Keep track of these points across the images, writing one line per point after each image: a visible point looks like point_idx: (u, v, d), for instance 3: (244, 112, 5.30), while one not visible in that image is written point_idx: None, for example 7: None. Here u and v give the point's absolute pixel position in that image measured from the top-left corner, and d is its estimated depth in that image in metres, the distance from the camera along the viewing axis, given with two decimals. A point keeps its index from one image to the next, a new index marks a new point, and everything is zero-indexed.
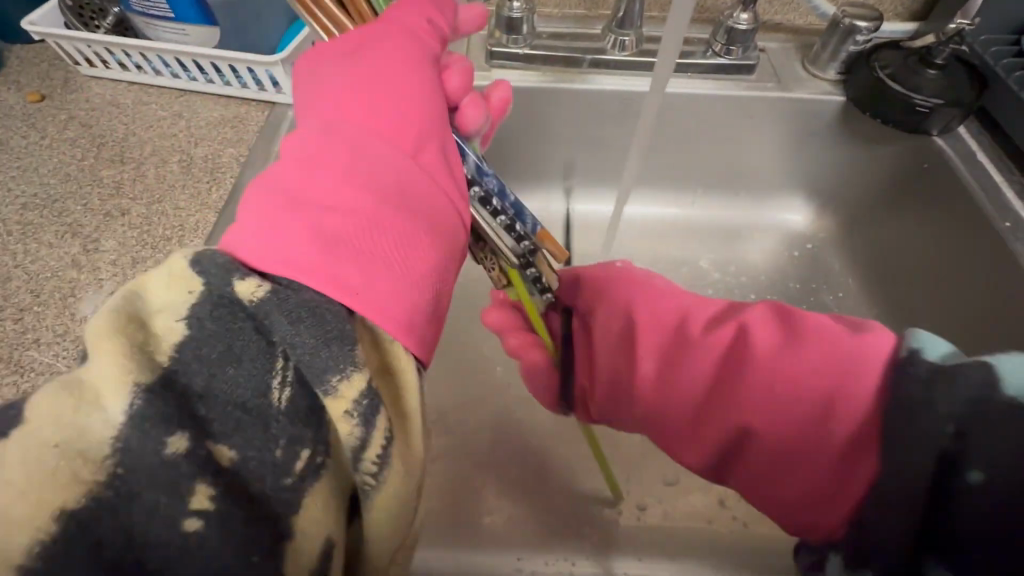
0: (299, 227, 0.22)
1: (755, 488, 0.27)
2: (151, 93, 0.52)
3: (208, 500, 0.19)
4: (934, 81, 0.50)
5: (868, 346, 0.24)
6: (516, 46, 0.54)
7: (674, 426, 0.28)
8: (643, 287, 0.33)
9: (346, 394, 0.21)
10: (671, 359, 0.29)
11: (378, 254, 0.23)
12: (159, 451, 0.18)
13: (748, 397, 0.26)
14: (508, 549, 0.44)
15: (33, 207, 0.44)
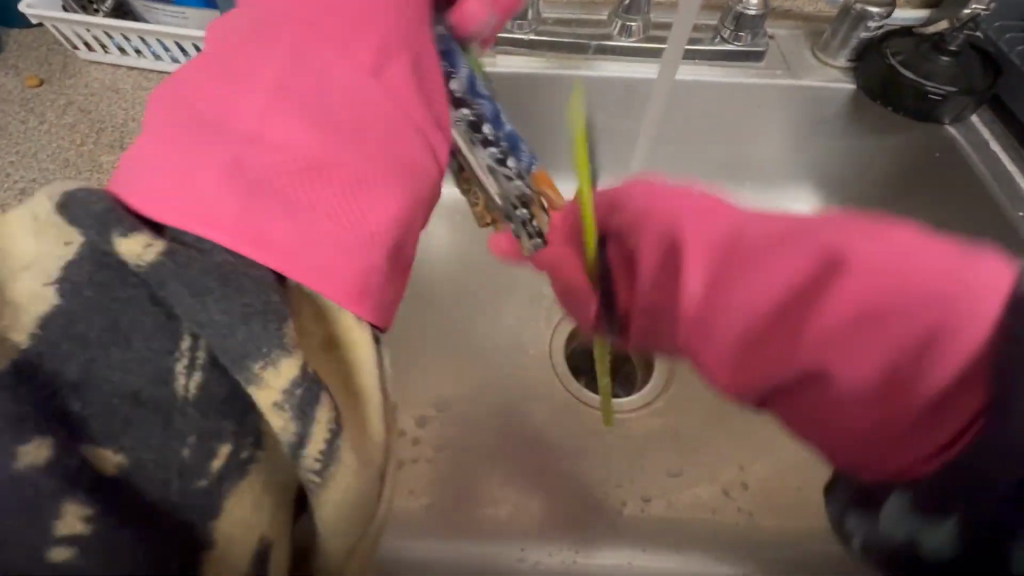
0: (225, 190, 0.23)
1: (812, 422, 0.22)
2: (151, 78, 0.52)
3: (80, 524, 0.19)
4: (947, 69, 0.49)
5: (976, 271, 0.19)
6: (522, 32, 0.53)
7: (720, 349, 0.23)
8: (673, 192, 0.27)
9: (274, 383, 0.21)
10: (716, 279, 0.22)
11: (313, 214, 0.24)
12: (12, 463, 0.18)
13: (816, 324, 0.21)
14: (510, 539, 0.46)
15: (33, 191, 0.43)
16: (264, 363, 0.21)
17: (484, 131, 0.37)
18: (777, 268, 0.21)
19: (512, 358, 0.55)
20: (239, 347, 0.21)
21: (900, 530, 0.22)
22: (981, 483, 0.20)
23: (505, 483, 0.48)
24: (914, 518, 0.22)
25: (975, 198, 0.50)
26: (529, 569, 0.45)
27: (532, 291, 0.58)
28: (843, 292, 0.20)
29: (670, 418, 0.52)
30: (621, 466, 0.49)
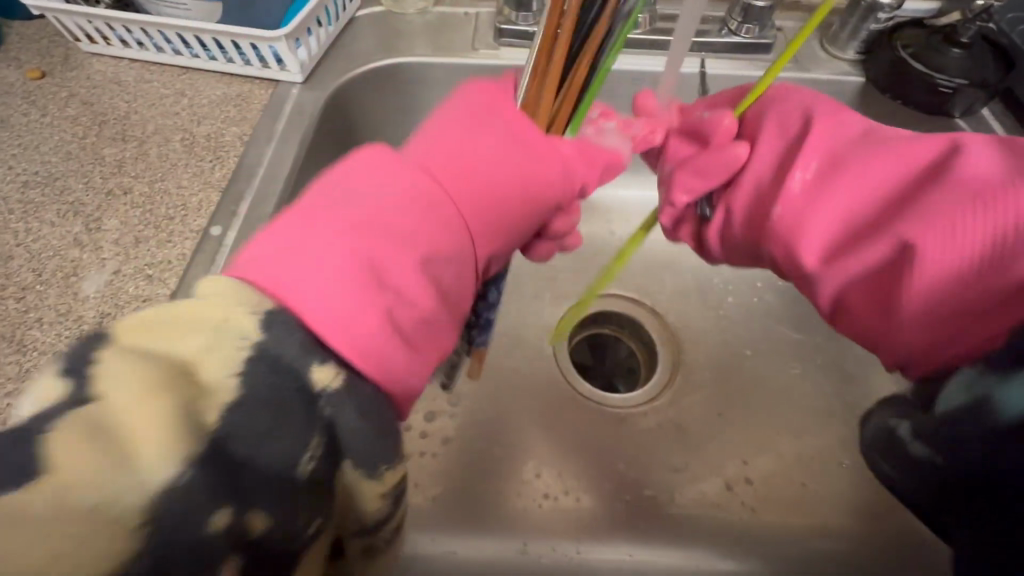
0: (345, 290, 0.24)
1: (888, 304, 0.26)
2: (153, 70, 0.51)
3: (234, 563, 0.21)
4: (959, 61, 0.48)
5: None
6: (525, 24, 0.54)
7: (816, 224, 0.28)
8: (822, 99, 0.33)
9: (387, 479, 0.26)
10: (834, 164, 0.29)
11: (404, 326, 0.26)
12: (204, 527, 0.20)
13: (928, 202, 0.26)
14: (514, 535, 0.46)
15: (35, 184, 0.43)
16: (386, 468, 0.25)
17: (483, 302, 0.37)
18: (899, 164, 0.28)
19: (516, 353, 0.54)
20: (358, 449, 0.24)
21: (964, 394, 0.23)
22: None
23: (505, 480, 0.48)
24: (985, 377, 0.22)
25: None
26: (531, 563, 0.45)
27: (538, 287, 0.58)
28: (949, 180, 0.26)
29: (673, 414, 0.51)
30: (625, 464, 0.49)
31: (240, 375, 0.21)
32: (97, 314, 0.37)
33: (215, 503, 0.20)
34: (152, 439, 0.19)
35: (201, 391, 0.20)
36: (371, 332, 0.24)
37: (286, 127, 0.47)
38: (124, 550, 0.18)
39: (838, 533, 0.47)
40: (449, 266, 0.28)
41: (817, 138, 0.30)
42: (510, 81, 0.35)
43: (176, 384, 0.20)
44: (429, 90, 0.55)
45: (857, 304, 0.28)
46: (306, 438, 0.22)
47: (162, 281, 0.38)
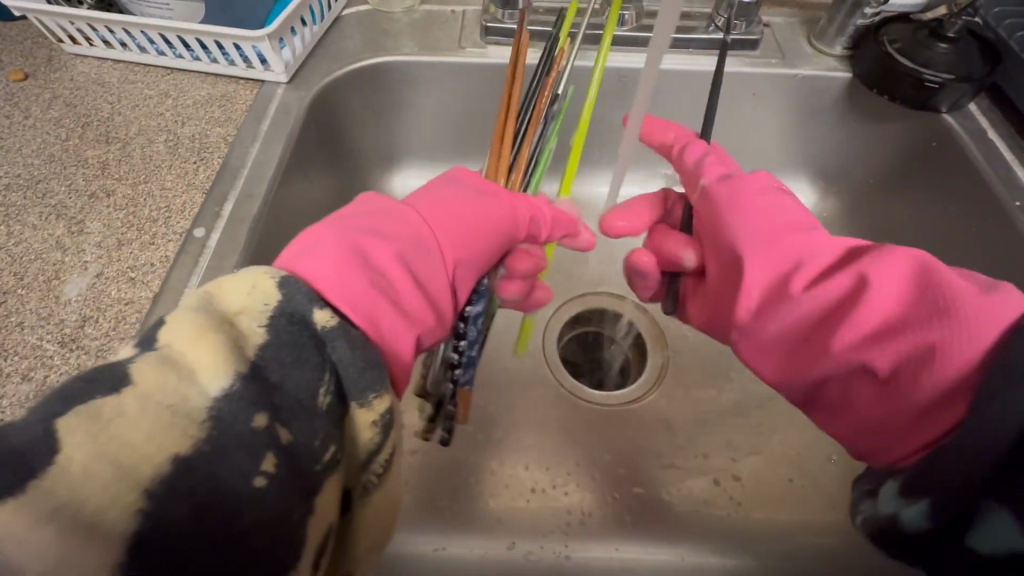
0: (333, 255, 0.27)
1: (836, 413, 0.35)
2: (138, 71, 0.51)
3: (274, 465, 0.21)
4: (945, 56, 0.48)
5: (993, 309, 0.28)
6: (512, 21, 0.54)
7: (767, 351, 0.37)
8: (766, 213, 0.38)
9: (375, 407, 0.25)
10: (776, 297, 0.35)
11: (388, 292, 0.28)
12: (247, 423, 0.21)
13: (848, 334, 0.32)
14: (501, 535, 0.46)
15: (17, 187, 0.43)
16: (374, 395, 0.24)
17: (460, 343, 0.38)
18: (833, 287, 0.33)
19: (506, 351, 0.54)
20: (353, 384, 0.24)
21: (890, 508, 0.30)
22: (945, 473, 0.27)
23: (493, 479, 0.48)
24: (906, 499, 0.29)
25: (971, 189, 0.48)
26: (519, 560, 0.45)
27: None
28: (864, 316, 0.31)
29: (662, 410, 0.51)
30: (613, 459, 0.49)
31: (270, 326, 0.23)
32: (79, 317, 0.37)
33: (256, 407, 0.21)
34: (207, 359, 0.21)
35: (246, 337, 0.22)
36: (359, 292, 0.26)
37: (269, 129, 0.47)
38: (190, 439, 0.20)
39: (828, 528, 0.46)
40: (421, 256, 0.31)
41: (755, 273, 0.36)
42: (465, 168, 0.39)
43: (223, 327, 0.22)
44: (415, 88, 0.55)
45: (820, 408, 0.36)
46: (313, 375, 0.23)
47: (144, 284, 0.38)
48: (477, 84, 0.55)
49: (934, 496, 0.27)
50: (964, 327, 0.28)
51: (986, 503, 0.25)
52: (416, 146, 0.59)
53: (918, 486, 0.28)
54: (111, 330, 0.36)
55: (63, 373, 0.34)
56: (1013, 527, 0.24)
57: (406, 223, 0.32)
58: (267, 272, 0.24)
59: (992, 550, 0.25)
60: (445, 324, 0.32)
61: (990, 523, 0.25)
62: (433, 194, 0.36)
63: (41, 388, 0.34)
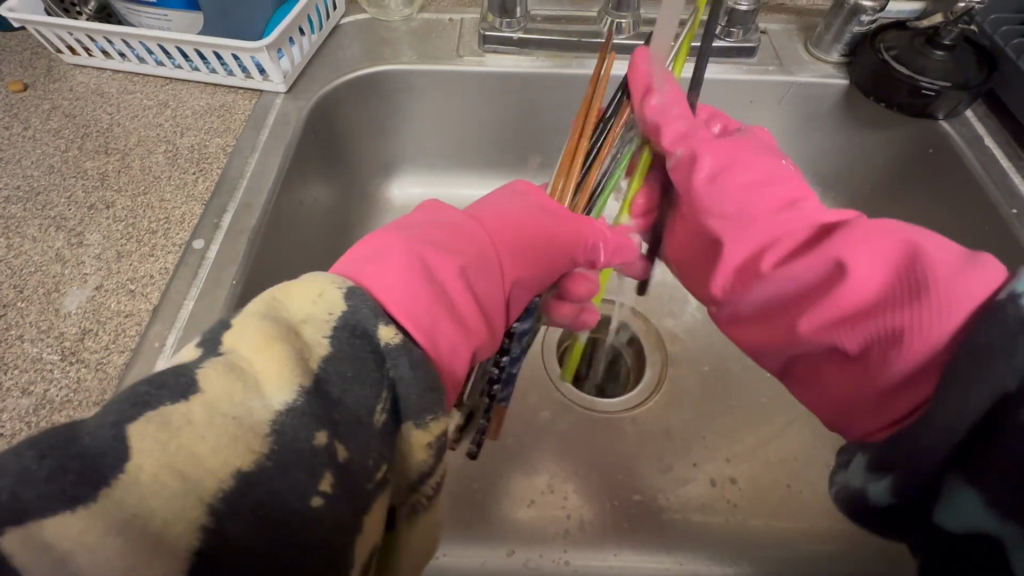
0: (401, 266, 0.27)
1: (810, 384, 0.36)
2: (136, 81, 0.51)
3: (332, 484, 0.21)
4: (939, 64, 0.48)
5: (972, 287, 0.27)
6: (510, 30, 0.54)
7: (747, 323, 0.38)
8: (747, 189, 0.38)
9: (432, 428, 0.25)
10: (752, 275, 0.37)
11: (451, 307, 0.28)
12: (310, 440, 0.21)
13: (817, 313, 0.32)
14: (500, 543, 0.46)
15: (17, 199, 0.43)
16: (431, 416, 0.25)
17: (504, 356, 0.38)
18: (802, 268, 0.33)
19: None
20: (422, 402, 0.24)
21: (858, 482, 0.29)
22: (904, 457, 0.26)
23: (497, 487, 0.48)
24: (872, 475, 0.29)
25: (970, 196, 0.48)
26: (518, 567, 0.45)
27: None
28: (837, 297, 0.31)
29: (665, 419, 0.51)
30: (613, 465, 0.49)
31: (335, 338, 0.23)
32: (78, 330, 0.37)
33: (319, 424, 0.21)
34: (276, 373, 0.21)
35: (309, 350, 0.22)
36: (424, 307, 0.26)
37: (269, 140, 0.47)
38: (252, 455, 0.19)
39: (826, 536, 0.46)
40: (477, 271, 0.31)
41: (731, 250, 0.38)
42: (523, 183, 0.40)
43: (290, 339, 0.22)
44: (414, 96, 0.55)
45: (796, 379, 0.37)
46: (371, 395, 0.23)
47: (144, 297, 0.38)
48: (476, 92, 0.55)
49: (895, 474, 0.27)
50: (934, 309, 0.27)
51: (953, 480, 0.25)
52: (414, 155, 0.59)
53: (884, 465, 0.28)
54: (111, 343, 0.36)
55: (62, 387, 0.34)
56: (984, 507, 0.24)
57: (464, 237, 0.33)
58: (341, 283, 0.25)
59: (961, 529, 0.25)
60: (495, 340, 0.33)
61: (959, 501, 0.25)
62: (493, 209, 0.37)
63: (42, 403, 0.34)
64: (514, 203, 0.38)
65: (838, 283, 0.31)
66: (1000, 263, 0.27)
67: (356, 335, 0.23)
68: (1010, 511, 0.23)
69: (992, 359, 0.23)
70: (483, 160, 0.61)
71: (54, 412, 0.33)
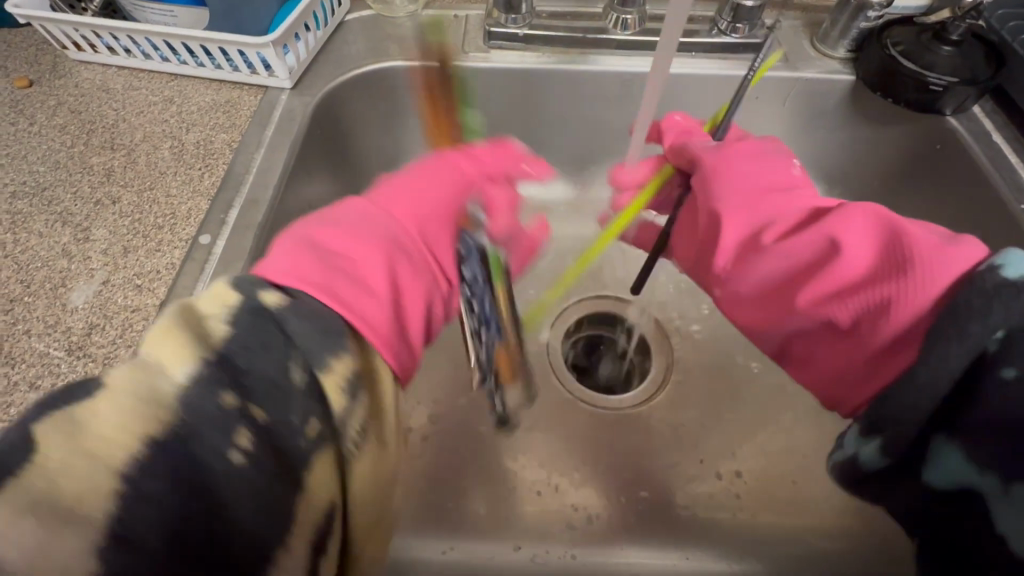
0: (292, 254, 0.30)
1: (803, 364, 0.35)
2: (141, 77, 0.51)
3: (250, 442, 0.22)
4: (948, 58, 0.48)
5: (962, 254, 0.28)
6: (515, 26, 0.54)
7: (744, 305, 0.38)
8: (749, 181, 0.39)
9: (336, 369, 0.26)
10: (751, 253, 0.37)
11: (352, 277, 0.31)
12: (215, 402, 0.22)
13: (814, 286, 0.32)
14: (505, 538, 0.46)
15: (23, 194, 0.43)
16: (334, 358, 0.26)
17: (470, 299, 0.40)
18: (797, 247, 0.34)
19: None
20: (312, 343, 0.25)
21: (851, 452, 0.29)
22: (896, 419, 0.26)
23: (502, 483, 0.48)
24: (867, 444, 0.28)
25: (977, 190, 0.48)
26: (525, 562, 0.45)
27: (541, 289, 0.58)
28: (834, 271, 0.32)
29: (670, 415, 0.51)
30: (618, 461, 0.49)
31: (232, 320, 0.24)
32: (85, 324, 0.37)
33: (222, 385, 0.22)
34: (171, 355, 0.22)
35: (210, 332, 0.23)
36: (314, 280, 0.29)
37: (274, 135, 0.47)
38: (160, 424, 0.20)
39: (833, 531, 0.46)
40: (378, 238, 0.34)
41: (727, 233, 0.38)
42: (433, 155, 0.43)
43: (185, 324, 0.23)
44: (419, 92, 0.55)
45: (789, 361, 0.36)
46: (283, 357, 0.24)
47: (150, 291, 0.38)
48: (482, 89, 0.55)
49: (884, 437, 0.27)
50: (924, 276, 0.28)
51: (937, 438, 0.27)
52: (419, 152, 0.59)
53: (873, 426, 0.28)
54: (117, 338, 0.36)
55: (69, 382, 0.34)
56: (967, 464, 0.26)
57: (367, 218, 0.35)
58: (226, 279, 0.26)
59: (943, 484, 0.27)
60: (421, 302, 0.34)
61: (941, 455, 0.27)
62: (400, 186, 0.39)
63: None
64: (418, 177, 0.40)
65: (836, 257, 0.32)
66: (982, 243, 0.28)
67: (256, 311, 0.25)
68: (989, 463, 0.25)
69: (968, 321, 0.25)
70: None
71: None
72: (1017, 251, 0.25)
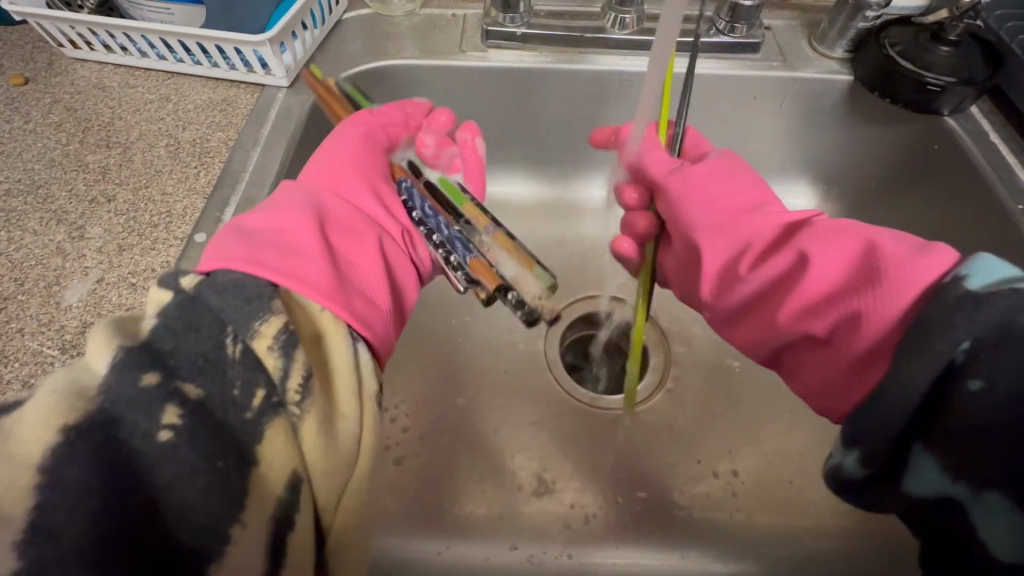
0: (225, 240, 0.31)
1: (793, 375, 0.37)
2: (138, 76, 0.51)
3: (178, 418, 0.22)
4: (947, 59, 0.48)
5: (929, 264, 0.28)
6: (513, 25, 0.53)
7: (734, 322, 0.39)
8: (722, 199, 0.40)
9: (267, 332, 0.26)
10: (736, 274, 0.38)
11: (284, 245, 0.32)
12: (135, 382, 0.22)
13: (796, 302, 0.34)
14: (502, 538, 0.46)
15: (18, 192, 0.43)
16: (259, 322, 0.26)
17: (433, 237, 0.40)
18: (776, 266, 0.36)
19: (508, 356, 0.54)
20: (239, 313, 0.27)
21: (835, 462, 0.31)
22: (869, 427, 0.27)
23: (499, 483, 0.48)
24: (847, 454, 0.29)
25: (974, 189, 0.48)
26: (522, 563, 0.45)
27: None
28: (811, 284, 0.33)
29: (666, 415, 0.51)
30: (615, 461, 0.49)
31: (159, 316, 0.26)
32: (80, 323, 0.36)
33: (142, 367, 0.23)
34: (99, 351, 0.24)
35: (138, 330, 0.25)
36: (245, 252, 0.30)
37: (270, 133, 0.47)
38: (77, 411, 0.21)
39: (829, 531, 0.46)
40: (306, 208, 0.35)
41: (711, 256, 0.39)
42: (350, 121, 0.45)
43: (115, 322, 0.25)
44: (417, 91, 0.55)
45: (782, 373, 0.38)
46: (216, 336, 0.25)
47: (144, 290, 0.38)
48: (480, 88, 0.55)
49: (861, 448, 0.28)
50: (892, 288, 0.29)
51: (916, 447, 0.28)
52: None
53: (849, 439, 0.29)
54: None
55: None
56: (943, 472, 0.27)
57: (295, 194, 0.37)
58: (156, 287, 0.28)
59: (929, 491, 0.28)
60: (364, 261, 0.35)
61: (921, 461, 0.28)
62: (325, 165, 0.41)
63: None
64: (337, 151, 0.42)
65: (812, 273, 0.33)
66: (950, 248, 0.29)
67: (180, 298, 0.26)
68: (965, 474, 0.26)
69: (932, 336, 0.25)
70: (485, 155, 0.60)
71: None
72: (986, 255, 0.26)
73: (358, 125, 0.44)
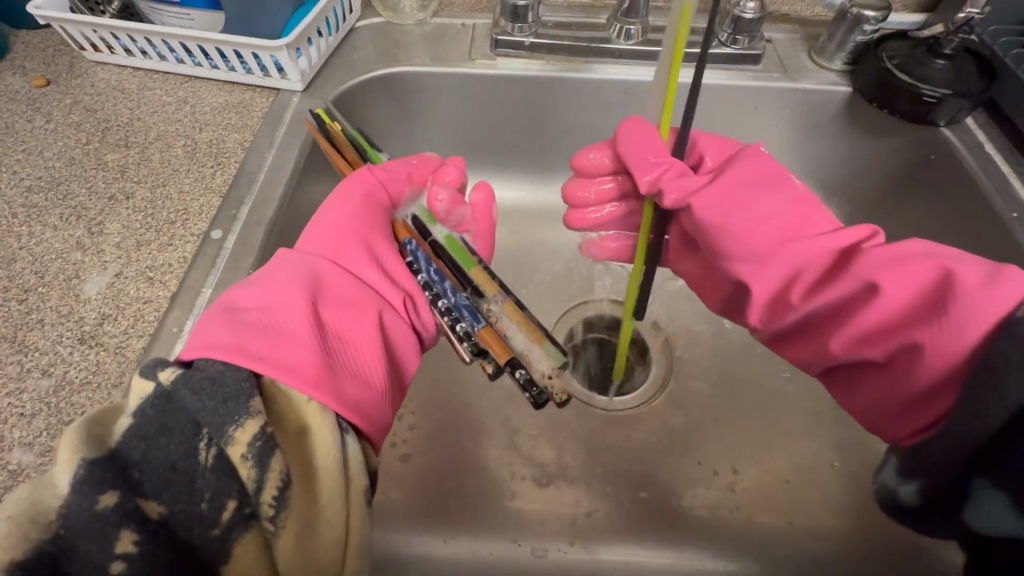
0: (208, 322, 0.31)
1: (851, 390, 0.38)
2: (156, 78, 0.52)
3: (133, 544, 0.24)
4: (942, 72, 0.49)
5: (1004, 293, 0.30)
6: (521, 34, 0.55)
7: (793, 339, 0.41)
8: (769, 222, 0.39)
9: (240, 439, 0.26)
10: (793, 301, 0.39)
11: (265, 326, 0.32)
12: (93, 505, 0.23)
13: (862, 324, 0.36)
14: (505, 534, 0.46)
15: (39, 188, 0.44)
16: (234, 428, 0.26)
17: (439, 304, 0.41)
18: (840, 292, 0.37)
19: None
20: (214, 416, 0.27)
21: (884, 486, 0.34)
22: (925, 458, 0.31)
23: (503, 484, 0.48)
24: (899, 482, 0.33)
25: (971, 199, 0.49)
26: (527, 560, 0.45)
27: (545, 291, 0.59)
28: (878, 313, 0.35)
29: (667, 417, 0.52)
30: (619, 462, 0.49)
31: (135, 415, 0.26)
32: (98, 315, 0.37)
33: (101, 486, 0.24)
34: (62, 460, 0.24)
35: (110, 432, 0.25)
36: (222, 335, 0.30)
37: (285, 136, 0.48)
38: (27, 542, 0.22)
39: (832, 532, 0.47)
40: (297, 281, 0.35)
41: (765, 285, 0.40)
42: (354, 176, 0.45)
43: (88, 421, 0.25)
44: (427, 99, 0.56)
45: (839, 387, 0.39)
46: (188, 441, 0.26)
47: (162, 285, 0.39)
48: (488, 94, 0.56)
49: (918, 481, 0.31)
50: (964, 318, 0.31)
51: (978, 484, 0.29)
52: None
53: (909, 471, 0.32)
54: (130, 328, 0.37)
55: (81, 369, 0.35)
56: (1005, 506, 0.28)
57: (292, 264, 0.37)
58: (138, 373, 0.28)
59: (991, 528, 0.29)
60: (352, 333, 0.35)
61: (986, 502, 0.29)
62: (328, 224, 0.42)
63: (62, 384, 0.35)
64: (337, 211, 0.43)
65: (883, 301, 0.35)
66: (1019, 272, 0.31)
67: (159, 399, 0.26)
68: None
69: (1007, 379, 0.27)
70: (492, 161, 0.62)
71: (74, 393, 0.34)
72: None
73: (356, 182, 0.45)
